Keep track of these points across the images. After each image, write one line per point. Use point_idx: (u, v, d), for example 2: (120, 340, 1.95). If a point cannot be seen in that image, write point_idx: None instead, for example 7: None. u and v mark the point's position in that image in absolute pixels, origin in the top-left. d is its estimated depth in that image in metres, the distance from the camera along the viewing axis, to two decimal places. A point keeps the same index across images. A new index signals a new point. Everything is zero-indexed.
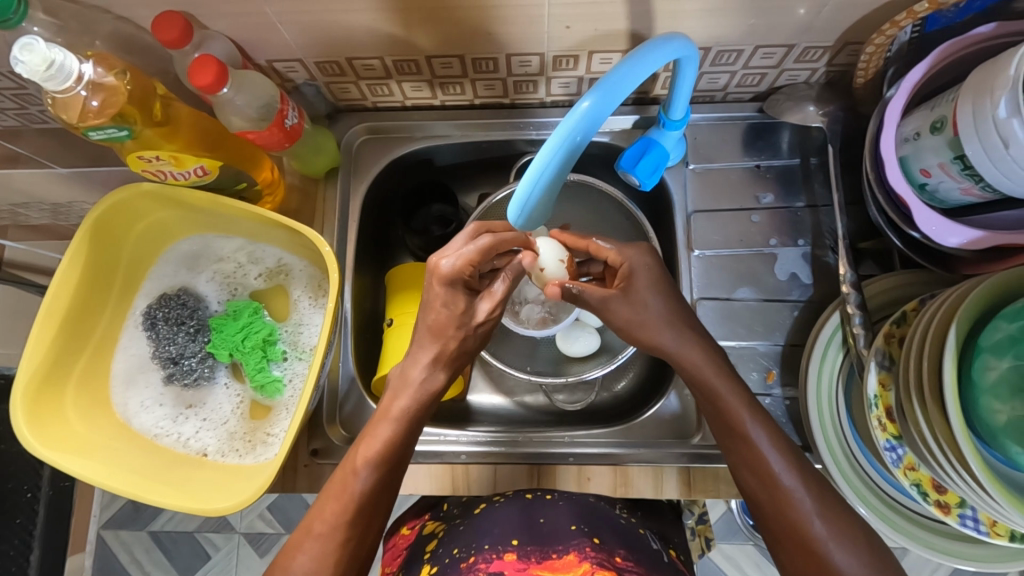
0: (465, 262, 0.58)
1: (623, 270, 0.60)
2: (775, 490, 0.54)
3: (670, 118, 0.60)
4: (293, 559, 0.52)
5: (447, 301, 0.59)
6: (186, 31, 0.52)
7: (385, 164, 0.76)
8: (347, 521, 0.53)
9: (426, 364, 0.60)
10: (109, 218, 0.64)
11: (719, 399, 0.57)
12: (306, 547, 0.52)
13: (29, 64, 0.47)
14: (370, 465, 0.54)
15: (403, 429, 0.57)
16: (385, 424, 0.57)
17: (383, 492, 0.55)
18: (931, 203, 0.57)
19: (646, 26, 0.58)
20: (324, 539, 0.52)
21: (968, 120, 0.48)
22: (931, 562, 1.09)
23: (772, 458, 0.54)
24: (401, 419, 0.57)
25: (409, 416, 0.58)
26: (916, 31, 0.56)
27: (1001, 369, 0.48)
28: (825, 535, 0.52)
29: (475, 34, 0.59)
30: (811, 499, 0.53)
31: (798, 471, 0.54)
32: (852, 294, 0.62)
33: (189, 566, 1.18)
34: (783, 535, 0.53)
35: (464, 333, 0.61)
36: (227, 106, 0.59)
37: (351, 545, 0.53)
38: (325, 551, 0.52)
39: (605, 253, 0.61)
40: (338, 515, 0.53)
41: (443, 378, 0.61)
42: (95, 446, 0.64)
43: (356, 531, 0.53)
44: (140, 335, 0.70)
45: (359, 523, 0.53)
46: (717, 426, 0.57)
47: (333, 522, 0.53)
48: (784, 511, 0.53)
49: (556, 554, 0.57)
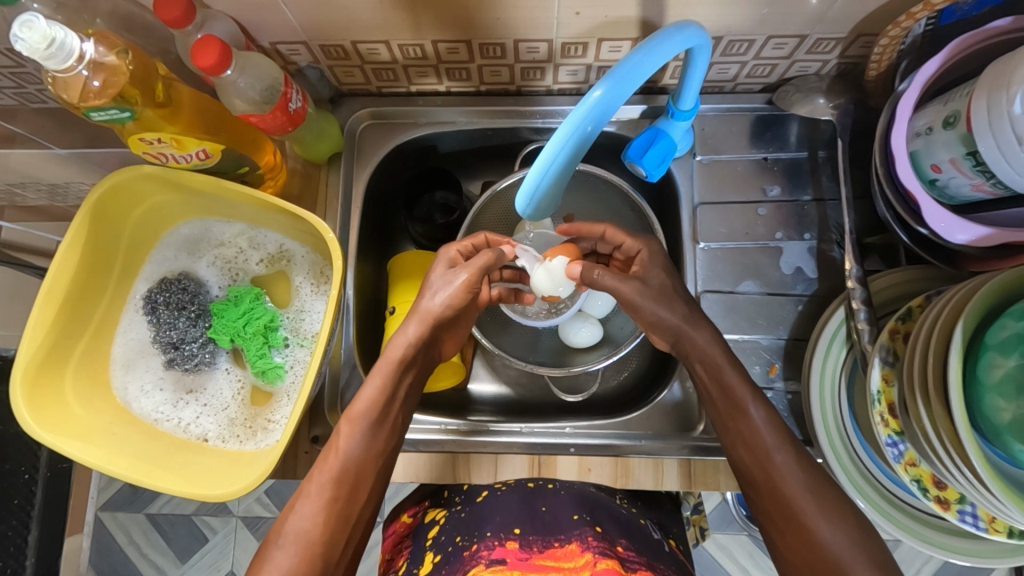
0: (459, 248, 0.63)
1: (638, 256, 0.63)
2: (772, 478, 0.54)
3: (678, 108, 0.59)
4: (285, 521, 0.52)
5: (436, 273, 0.62)
6: (189, 10, 0.51)
7: (389, 150, 0.75)
8: (337, 480, 0.54)
9: (413, 325, 0.59)
10: (110, 200, 0.63)
11: (725, 376, 0.58)
12: (298, 507, 0.52)
13: (29, 41, 0.45)
14: (359, 423, 0.56)
15: (385, 389, 0.58)
16: (371, 381, 0.58)
17: (368, 451, 0.56)
18: (942, 198, 0.57)
19: (657, 13, 0.57)
20: (313, 498, 0.53)
21: (983, 114, 0.48)
22: (921, 555, 1.10)
23: (774, 447, 0.54)
24: (386, 377, 0.58)
25: (395, 375, 0.58)
26: (931, 24, 0.55)
27: (1007, 367, 0.47)
28: (816, 513, 0.51)
29: (482, 18, 0.58)
30: (812, 490, 0.53)
31: (793, 455, 0.54)
32: (857, 289, 0.62)
33: (186, 548, 1.18)
34: (784, 524, 0.52)
35: (446, 297, 0.60)
36: (230, 88, 0.58)
37: (341, 503, 0.53)
38: (316, 509, 0.52)
39: (620, 239, 0.64)
40: (327, 474, 0.54)
41: (417, 334, 0.59)
42: (94, 430, 0.63)
43: (344, 491, 0.54)
44: (140, 319, 0.69)
45: (347, 482, 0.54)
46: (718, 408, 0.58)
47: (321, 481, 0.54)
48: (782, 495, 0.53)
49: (557, 543, 0.58)
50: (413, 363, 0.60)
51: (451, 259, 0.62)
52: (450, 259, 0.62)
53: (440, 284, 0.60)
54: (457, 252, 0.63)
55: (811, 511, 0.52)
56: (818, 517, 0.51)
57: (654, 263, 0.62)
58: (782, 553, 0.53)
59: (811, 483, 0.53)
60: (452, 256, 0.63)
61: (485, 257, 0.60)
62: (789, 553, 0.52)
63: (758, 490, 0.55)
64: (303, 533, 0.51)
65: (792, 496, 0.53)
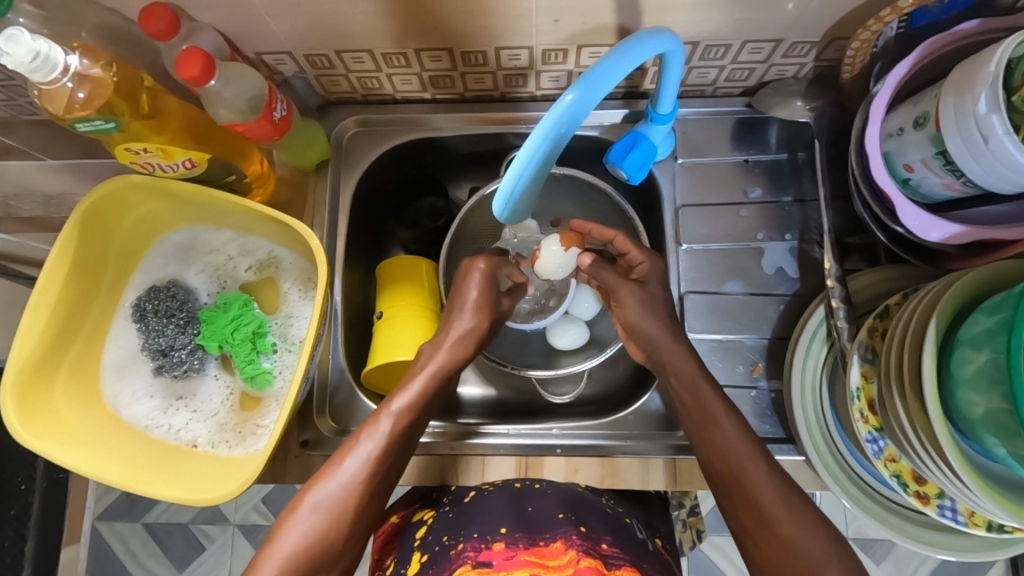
0: (492, 265, 0.66)
1: (639, 268, 0.65)
2: (744, 485, 0.54)
3: (657, 112, 0.60)
4: (319, 487, 0.53)
5: (472, 291, 0.64)
6: (173, 23, 0.52)
7: (375, 157, 0.76)
8: (375, 458, 0.55)
9: (460, 335, 0.64)
10: (99, 209, 0.64)
11: (686, 384, 0.60)
12: (336, 474, 0.54)
13: (14, 55, 0.47)
14: (405, 412, 0.58)
15: (430, 388, 0.60)
16: (420, 376, 0.61)
17: (407, 437, 0.58)
18: (915, 197, 0.58)
19: (633, 19, 0.58)
20: (353, 468, 0.54)
21: (950, 114, 0.49)
22: (917, 556, 1.11)
23: (747, 455, 0.55)
24: (434, 375, 0.61)
25: (441, 376, 0.61)
26: (903, 26, 0.57)
27: (979, 361, 0.47)
28: (784, 513, 0.52)
29: (462, 26, 0.59)
30: (783, 496, 0.53)
31: (761, 460, 0.55)
32: (837, 288, 0.63)
33: (183, 557, 1.19)
34: (757, 529, 0.53)
35: (477, 322, 0.64)
36: (215, 99, 0.59)
37: (377, 479, 0.55)
38: (353, 478, 0.54)
39: (627, 248, 0.66)
40: (369, 451, 0.55)
41: (467, 348, 0.64)
42: (84, 437, 0.64)
43: (381, 469, 0.56)
44: (130, 327, 0.70)
45: (385, 460, 0.56)
46: (691, 418, 0.59)
47: (362, 457, 0.55)
48: (747, 497, 0.54)
49: (543, 542, 0.58)
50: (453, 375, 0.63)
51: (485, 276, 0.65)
52: (485, 276, 0.65)
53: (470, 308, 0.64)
54: (490, 268, 0.65)
55: (787, 512, 0.53)
56: (793, 518, 0.52)
57: (651, 277, 0.65)
58: (751, 556, 0.53)
59: (784, 489, 0.54)
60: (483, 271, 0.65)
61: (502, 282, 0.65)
62: (764, 556, 0.52)
63: (732, 495, 0.55)
64: (337, 502, 0.53)
65: (762, 502, 0.53)
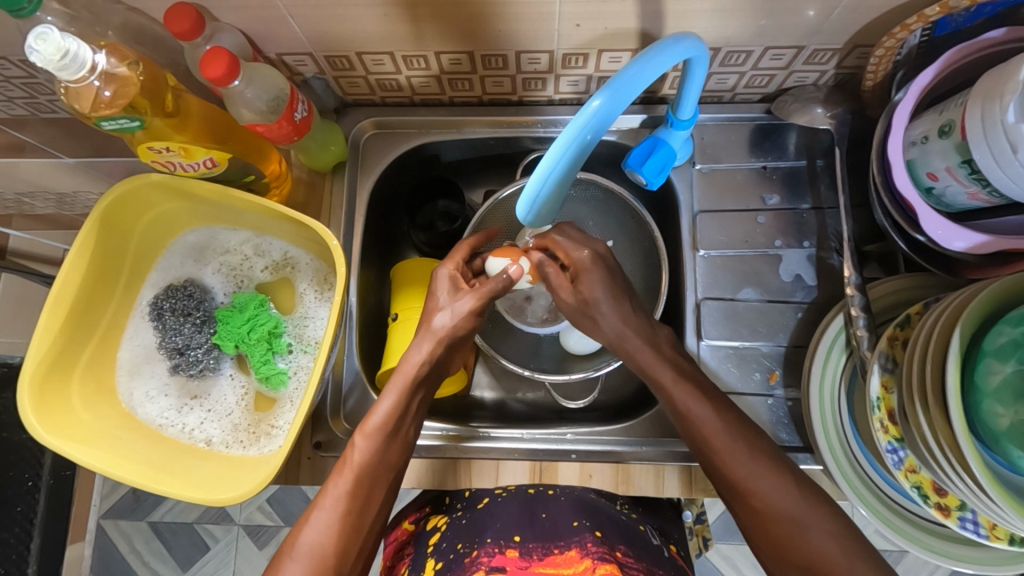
0: (455, 265, 0.64)
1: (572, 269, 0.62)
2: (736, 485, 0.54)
3: (678, 118, 0.60)
4: (300, 533, 0.52)
5: (440, 295, 0.63)
6: (198, 23, 0.52)
7: (392, 159, 0.76)
8: (351, 493, 0.54)
9: (426, 347, 0.60)
10: (118, 208, 0.64)
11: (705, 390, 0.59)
12: (313, 518, 0.52)
13: (43, 53, 0.47)
14: (374, 437, 0.56)
15: (402, 406, 0.58)
16: (386, 398, 0.58)
17: (381, 466, 0.56)
18: (938, 206, 0.57)
19: (656, 25, 0.58)
20: (328, 510, 0.53)
21: (978, 124, 0.48)
22: (928, 565, 1.10)
23: (724, 443, 0.54)
24: (402, 394, 0.58)
25: (409, 393, 0.59)
26: (926, 34, 0.56)
27: (1005, 373, 0.47)
28: (774, 498, 0.52)
29: (484, 30, 0.59)
30: (759, 474, 0.53)
31: (742, 445, 0.54)
32: (857, 296, 0.62)
33: (187, 558, 1.18)
34: (742, 512, 0.53)
35: (455, 317, 0.61)
36: (237, 99, 0.59)
37: (354, 516, 0.53)
38: (328, 521, 0.52)
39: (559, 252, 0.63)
40: (342, 487, 0.54)
41: (430, 354, 0.60)
42: (99, 435, 0.64)
43: (357, 504, 0.54)
44: (146, 325, 0.70)
45: (361, 496, 0.54)
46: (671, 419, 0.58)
47: (336, 494, 0.53)
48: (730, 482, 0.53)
49: (557, 550, 0.59)
50: (426, 380, 0.61)
51: (453, 276, 0.63)
52: (450, 278, 0.63)
53: (450, 307, 0.62)
54: (454, 269, 0.64)
55: (770, 496, 0.52)
56: (779, 496, 0.52)
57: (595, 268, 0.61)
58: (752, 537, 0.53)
59: (769, 471, 0.53)
60: (450, 274, 0.63)
61: (492, 286, 0.62)
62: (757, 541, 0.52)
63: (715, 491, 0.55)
64: (316, 548, 0.51)
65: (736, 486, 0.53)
